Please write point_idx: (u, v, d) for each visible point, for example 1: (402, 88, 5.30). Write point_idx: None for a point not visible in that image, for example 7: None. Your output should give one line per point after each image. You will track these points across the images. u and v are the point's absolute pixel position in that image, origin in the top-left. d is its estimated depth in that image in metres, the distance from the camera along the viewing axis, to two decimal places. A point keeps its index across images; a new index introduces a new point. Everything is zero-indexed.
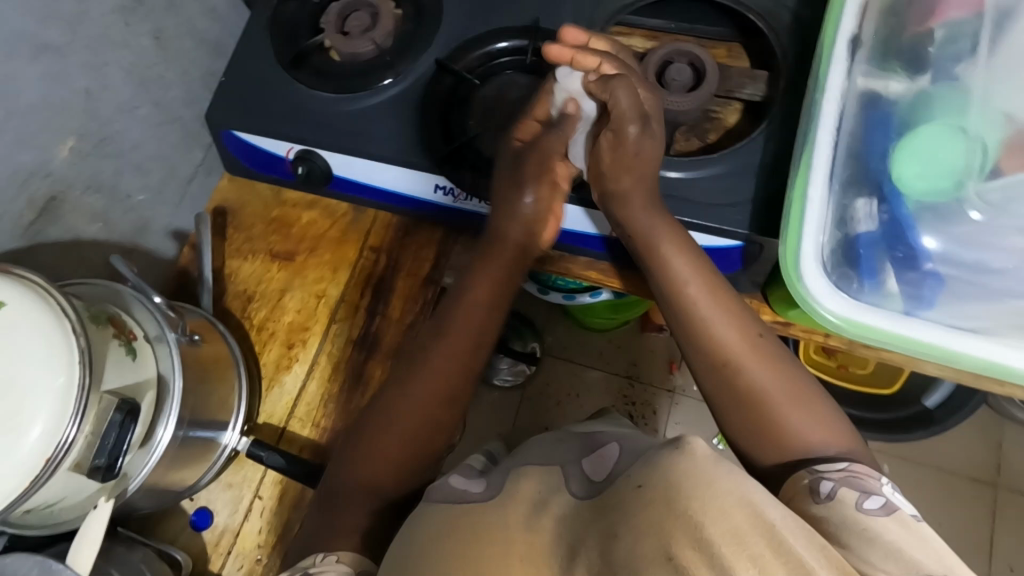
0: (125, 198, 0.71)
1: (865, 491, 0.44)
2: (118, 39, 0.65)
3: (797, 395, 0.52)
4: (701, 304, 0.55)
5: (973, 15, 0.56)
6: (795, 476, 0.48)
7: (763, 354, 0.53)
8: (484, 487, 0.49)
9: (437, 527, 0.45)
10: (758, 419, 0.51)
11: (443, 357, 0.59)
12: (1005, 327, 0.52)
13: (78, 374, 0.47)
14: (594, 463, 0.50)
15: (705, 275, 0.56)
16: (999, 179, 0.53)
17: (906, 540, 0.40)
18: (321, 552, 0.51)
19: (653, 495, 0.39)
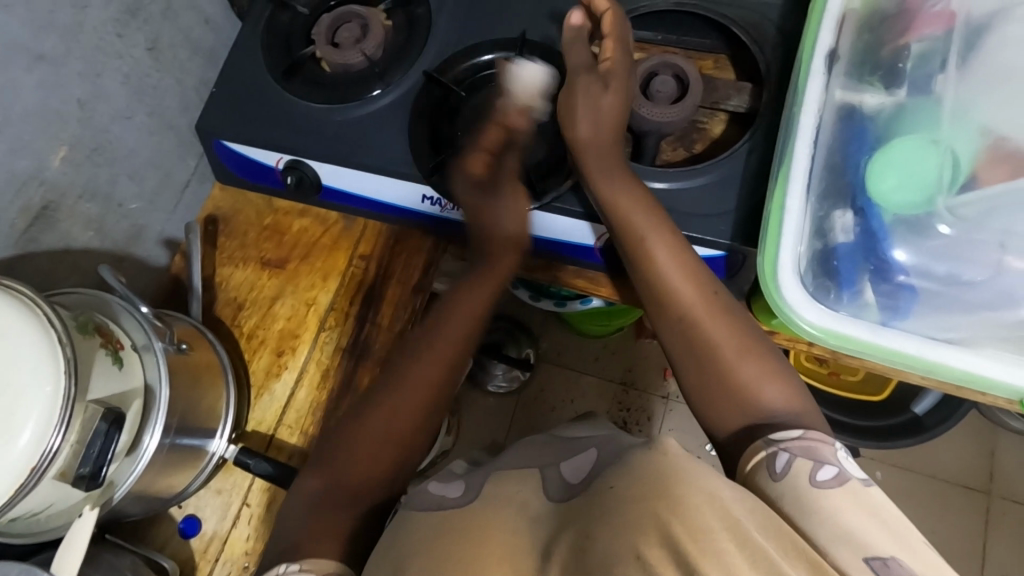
0: (118, 205, 0.71)
1: (818, 461, 0.43)
2: (112, 49, 0.66)
3: (762, 365, 0.53)
4: (675, 279, 0.56)
5: (945, 32, 0.57)
6: (752, 446, 0.48)
7: (732, 325, 0.55)
8: (462, 492, 0.50)
9: (426, 535, 0.45)
10: (723, 388, 0.52)
11: (421, 363, 0.60)
12: (980, 339, 0.53)
13: (64, 383, 0.47)
14: (573, 467, 0.50)
15: (678, 248, 0.57)
16: (972, 192, 0.54)
17: (855, 514, 0.40)
18: (284, 565, 0.49)
19: (624, 493, 0.39)
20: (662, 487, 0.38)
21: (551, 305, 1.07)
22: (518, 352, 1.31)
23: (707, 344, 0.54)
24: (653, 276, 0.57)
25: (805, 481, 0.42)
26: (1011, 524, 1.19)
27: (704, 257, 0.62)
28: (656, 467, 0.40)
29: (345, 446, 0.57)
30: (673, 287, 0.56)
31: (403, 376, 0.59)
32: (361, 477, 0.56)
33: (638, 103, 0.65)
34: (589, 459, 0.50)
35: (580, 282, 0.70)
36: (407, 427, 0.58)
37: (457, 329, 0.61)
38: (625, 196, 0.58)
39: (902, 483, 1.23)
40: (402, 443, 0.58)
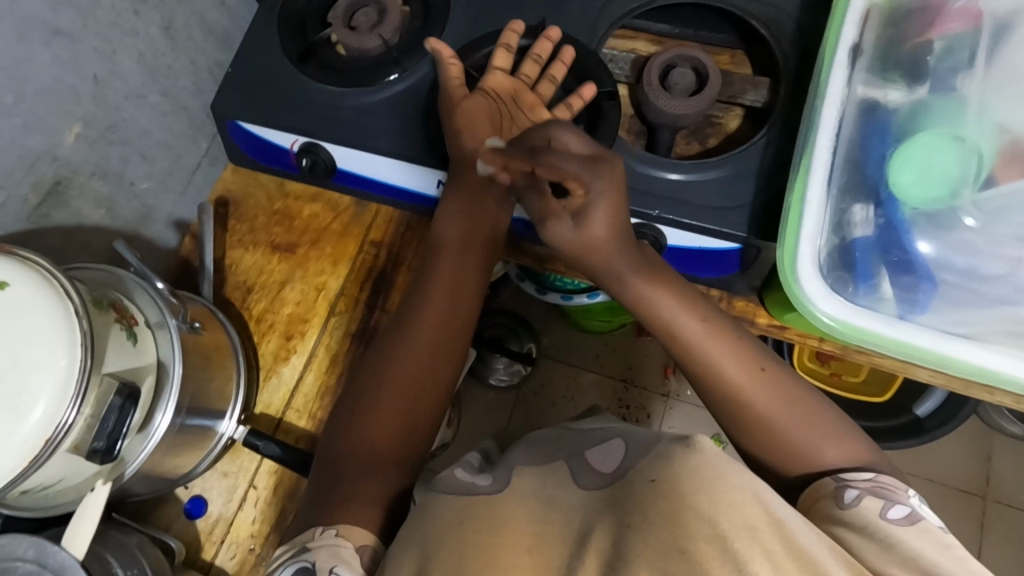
0: (130, 184, 0.71)
1: (889, 500, 0.46)
2: (128, 27, 0.65)
3: (819, 426, 0.54)
4: (720, 360, 0.56)
5: (971, 28, 0.57)
6: (819, 483, 0.50)
7: (785, 393, 0.55)
8: (491, 480, 0.49)
9: (449, 518, 0.44)
10: (783, 452, 0.53)
11: (419, 325, 0.61)
12: (997, 334, 0.53)
13: (80, 357, 0.47)
14: (600, 454, 0.48)
15: (722, 333, 0.56)
16: (992, 189, 0.54)
17: (926, 545, 0.42)
18: (320, 527, 0.51)
19: (665, 488, 0.40)
20: (700, 482, 0.39)
21: (557, 299, 1.05)
22: (520, 346, 1.31)
23: (763, 420, 0.54)
24: (694, 360, 0.57)
25: (875, 514, 0.45)
26: (1006, 528, 1.20)
27: (718, 250, 0.62)
28: (692, 462, 0.41)
29: (371, 405, 0.58)
30: (727, 371, 0.55)
31: (405, 334, 0.60)
32: (389, 439, 0.57)
33: (655, 96, 0.65)
34: (616, 446, 0.49)
35: None
36: (428, 387, 0.59)
37: (451, 285, 0.62)
38: (652, 283, 0.58)
39: None
40: (422, 402, 0.59)
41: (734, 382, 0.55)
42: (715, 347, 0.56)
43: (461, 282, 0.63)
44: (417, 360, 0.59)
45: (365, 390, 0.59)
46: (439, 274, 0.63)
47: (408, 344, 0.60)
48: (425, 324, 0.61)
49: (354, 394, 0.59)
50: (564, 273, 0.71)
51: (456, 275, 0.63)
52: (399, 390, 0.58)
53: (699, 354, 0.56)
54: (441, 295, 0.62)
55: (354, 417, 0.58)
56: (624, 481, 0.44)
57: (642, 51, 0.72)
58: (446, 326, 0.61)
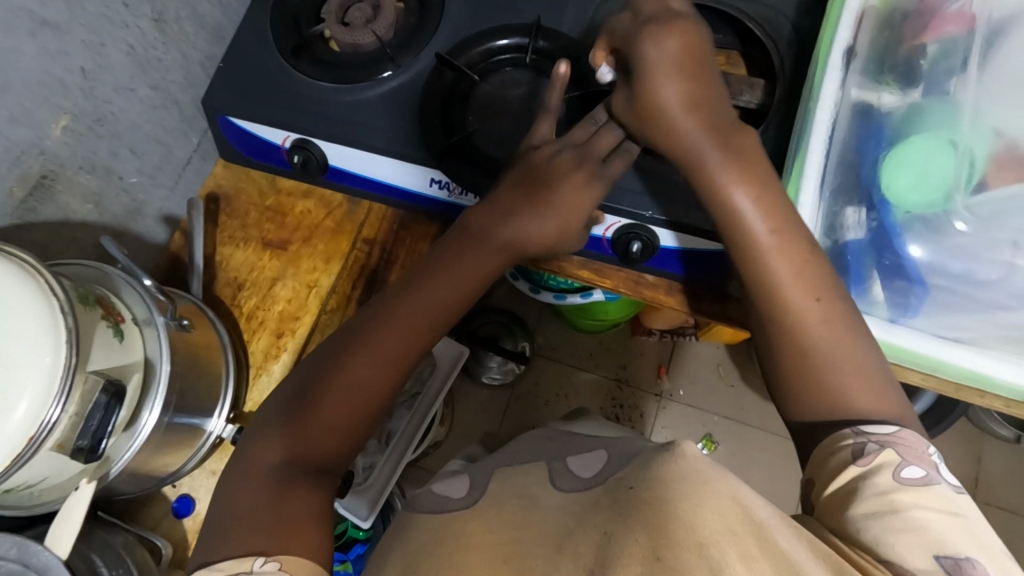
0: (119, 179, 0.70)
1: (905, 458, 0.42)
2: (117, 19, 0.64)
3: (861, 371, 0.49)
4: (785, 278, 0.51)
5: (965, 32, 0.57)
6: (838, 432, 0.46)
7: (843, 329, 0.50)
8: (465, 493, 0.54)
9: (427, 539, 0.48)
10: (817, 390, 0.49)
11: (381, 335, 0.56)
12: (989, 338, 0.53)
13: (65, 354, 0.46)
14: (583, 462, 0.53)
15: (793, 252, 0.51)
16: (986, 193, 0.54)
17: (935, 513, 0.38)
18: (259, 557, 0.45)
19: (645, 495, 0.41)
20: (680, 489, 0.39)
21: (550, 298, 1.06)
22: (514, 345, 1.31)
23: (800, 341, 0.51)
24: (762, 268, 0.52)
25: (887, 475, 0.41)
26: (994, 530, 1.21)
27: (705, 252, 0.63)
28: (675, 468, 0.40)
29: (309, 415, 0.53)
30: (795, 279, 0.51)
31: (361, 345, 0.55)
32: (321, 448, 0.53)
33: None
34: (598, 457, 0.54)
35: (585, 272, 0.69)
36: (370, 400, 0.55)
37: (431, 301, 0.58)
38: (735, 169, 0.53)
39: None
40: (361, 413, 0.55)
41: (787, 291, 0.51)
42: (785, 261, 0.52)
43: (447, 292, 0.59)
44: (374, 369, 0.55)
45: (317, 400, 0.54)
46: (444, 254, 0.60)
47: (366, 350, 0.55)
48: (389, 333, 0.56)
49: (303, 403, 0.54)
50: (558, 272, 0.70)
51: (439, 282, 0.59)
52: (345, 403, 0.54)
53: (760, 263, 0.52)
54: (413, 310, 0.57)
55: (296, 424, 0.53)
56: (603, 484, 0.47)
57: None
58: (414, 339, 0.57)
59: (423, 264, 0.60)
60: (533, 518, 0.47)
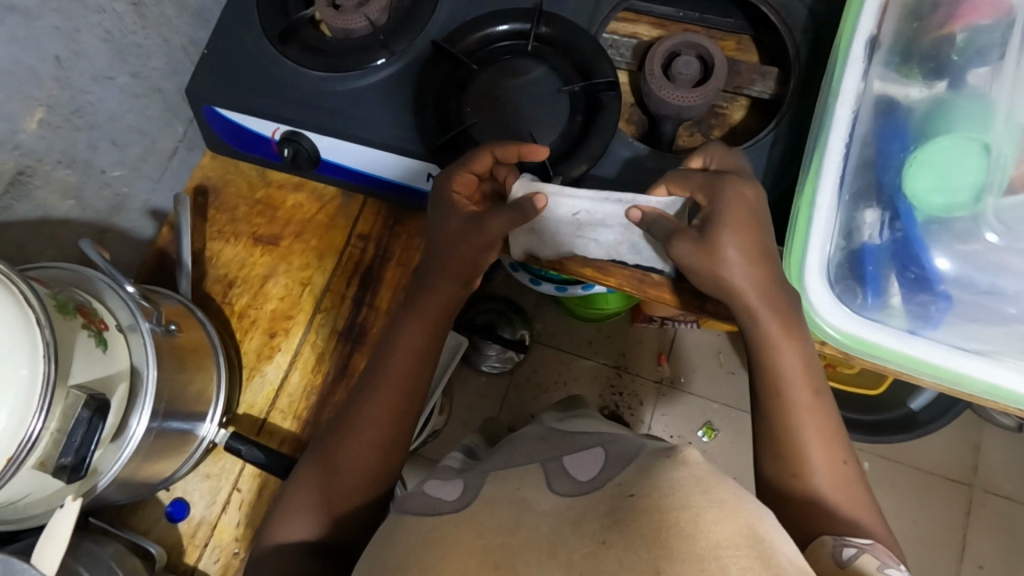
0: (100, 173, 0.67)
1: (885, 560, 0.43)
2: (92, 3, 0.60)
3: (844, 478, 0.50)
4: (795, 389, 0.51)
5: (999, 22, 0.53)
6: (817, 541, 0.46)
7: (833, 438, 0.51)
8: (457, 496, 0.49)
9: (417, 538, 0.45)
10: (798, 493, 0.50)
11: (369, 400, 0.57)
12: (1015, 354, 0.51)
13: (43, 367, 0.44)
14: (578, 464, 0.48)
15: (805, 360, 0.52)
16: (1017, 197, 0.50)
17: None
18: None
19: (645, 504, 0.40)
20: (681, 499, 0.40)
21: (551, 289, 1.04)
22: (513, 333, 1.30)
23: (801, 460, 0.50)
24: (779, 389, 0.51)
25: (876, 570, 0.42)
26: (991, 516, 1.21)
27: None
28: (677, 475, 0.41)
29: (321, 508, 0.54)
30: (800, 388, 0.51)
31: (348, 432, 0.56)
32: (340, 537, 0.54)
33: (658, 86, 0.62)
34: (594, 456, 0.49)
35: (587, 270, 0.64)
36: (377, 483, 0.56)
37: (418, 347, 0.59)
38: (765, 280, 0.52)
39: (888, 473, 1.24)
40: (371, 497, 0.56)
41: (791, 397, 0.51)
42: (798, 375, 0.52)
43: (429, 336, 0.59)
44: (376, 425, 0.56)
45: (325, 458, 0.56)
46: (410, 322, 0.59)
47: (368, 407, 0.57)
48: (386, 387, 0.57)
49: (314, 459, 0.56)
50: (559, 270, 0.66)
51: (406, 346, 0.59)
52: (353, 469, 0.55)
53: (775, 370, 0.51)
54: (402, 360, 0.58)
55: (307, 503, 0.55)
56: (599, 491, 0.45)
57: (645, 35, 0.68)
58: (409, 384, 0.58)
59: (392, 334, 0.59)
60: (521, 522, 0.42)
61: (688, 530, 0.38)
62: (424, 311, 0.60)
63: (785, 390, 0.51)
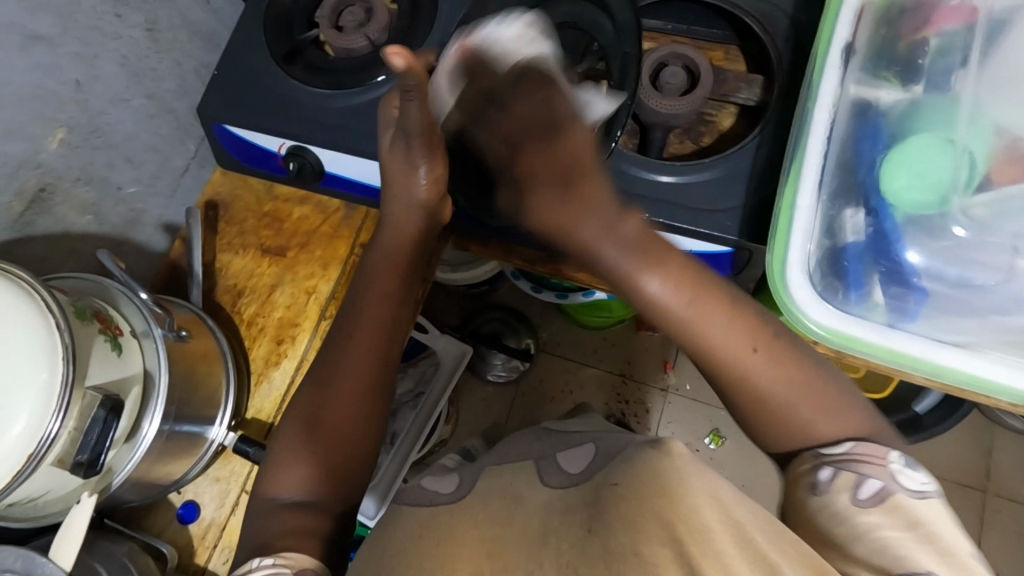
0: (116, 190, 0.71)
1: (862, 474, 0.42)
2: (110, 31, 0.64)
3: (822, 395, 0.47)
4: (709, 332, 0.47)
5: (965, 28, 0.56)
6: (798, 461, 0.46)
7: (769, 349, 0.47)
8: (455, 487, 0.51)
9: (414, 526, 0.47)
10: (778, 426, 0.47)
11: (348, 346, 0.58)
12: (994, 344, 0.52)
13: (62, 369, 0.47)
14: (571, 457, 0.50)
15: (710, 300, 0.47)
16: (985, 192, 0.53)
17: (897, 530, 0.39)
18: (258, 557, 0.47)
19: (627, 492, 0.41)
20: (662, 487, 0.40)
21: (552, 297, 1.05)
22: (518, 342, 1.33)
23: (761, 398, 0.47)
24: (696, 336, 0.47)
25: (846, 496, 0.41)
26: (1005, 521, 1.20)
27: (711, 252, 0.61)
28: (659, 464, 0.42)
29: (316, 455, 0.54)
30: (708, 332, 0.47)
31: (332, 379, 0.56)
32: (339, 487, 0.54)
33: (647, 96, 0.64)
34: (586, 451, 0.50)
35: (582, 274, 0.70)
36: (365, 428, 0.57)
37: (385, 292, 0.59)
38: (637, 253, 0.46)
39: None
40: (364, 444, 0.56)
41: (718, 346, 0.47)
42: (711, 320, 0.47)
43: (393, 278, 0.60)
44: (361, 366, 0.57)
45: (312, 406, 0.56)
46: (366, 267, 0.60)
47: (349, 350, 0.57)
48: (360, 333, 0.58)
49: (300, 410, 0.56)
50: (558, 274, 0.71)
51: (375, 295, 0.59)
52: (344, 414, 0.56)
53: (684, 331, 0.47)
54: (373, 300, 0.59)
55: (305, 459, 0.54)
56: (589, 481, 0.46)
57: None
58: (384, 325, 0.59)
59: (359, 284, 0.60)
60: (514, 515, 0.45)
61: (667, 516, 0.39)
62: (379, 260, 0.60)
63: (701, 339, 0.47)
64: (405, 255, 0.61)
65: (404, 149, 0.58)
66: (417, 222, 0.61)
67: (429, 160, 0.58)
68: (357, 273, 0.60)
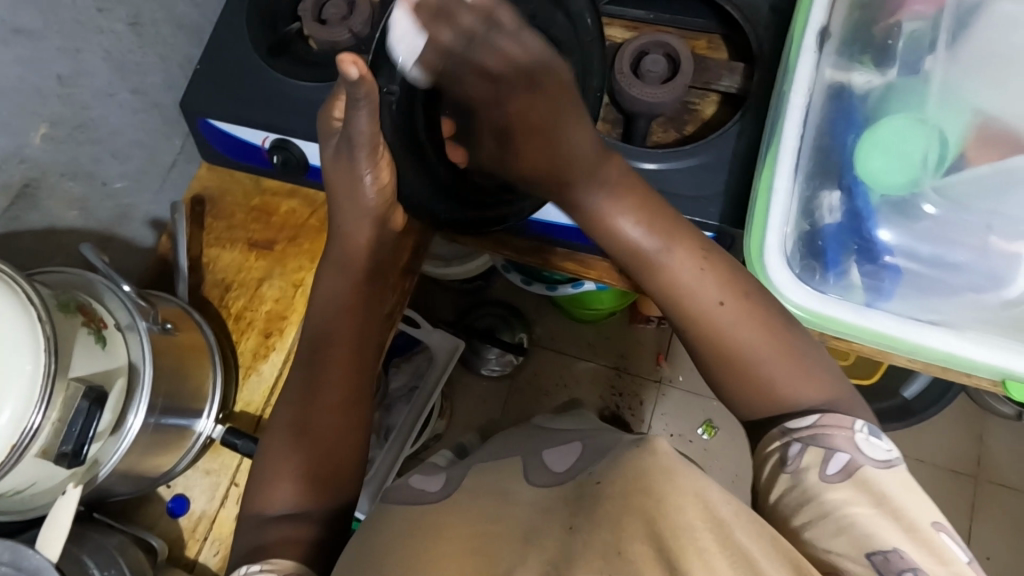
0: (103, 184, 0.71)
1: (829, 450, 0.43)
2: (93, 25, 0.64)
3: (786, 355, 0.49)
4: (686, 278, 0.51)
5: (937, 12, 0.57)
6: (768, 435, 0.47)
7: (746, 307, 0.50)
8: (441, 486, 0.50)
9: (399, 527, 0.44)
10: (750, 385, 0.49)
11: (324, 355, 0.58)
12: (966, 321, 0.54)
13: (45, 361, 0.47)
14: (556, 456, 0.49)
15: (685, 246, 0.51)
16: (957, 174, 0.54)
17: (865, 507, 0.39)
18: (248, 565, 0.47)
19: (610, 490, 0.40)
20: (646, 484, 0.39)
21: (543, 289, 1.06)
22: (512, 336, 1.33)
23: (729, 349, 0.50)
24: (670, 286, 0.51)
25: (814, 474, 0.42)
26: (998, 508, 1.21)
27: None
28: (643, 462, 0.40)
29: (303, 465, 0.54)
30: (683, 288, 0.51)
31: (313, 392, 0.56)
32: (330, 494, 0.54)
33: (629, 84, 0.64)
34: (574, 451, 0.50)
35: (569, 263, 0.71)
36: (352, 434, 0.57)
37: (354, 298, 0.59)
38: (616, 200, 0.52)
39: None
40: (353, 449, 0.57)
41: (691, 297, 0.51)
42: (690, 273, 0.51)
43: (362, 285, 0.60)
44: (340, 373, 0.57)
45: (296, 416, 0.56)
46: (332, 276, 0.60)
47: (325, 358, 0.57)
48: (335, 340, 0.58)
49: (283, 422, 0.56)
50: (545, 265, 0.72)
51: (346, 305, 0.59)
52: (330, 420, 0.56)
53: (666, 279, 0.51)
54: (345, 307, 0.59)
55: (292, 470, 0.54)
56: (571, 482, 0.45)
57: (618, 38, 0.71)
58: (357, 330, 0.59)
59: (328, 291, 0.60)
60: (503, 512, 0.44)
61: (653, 515, 0.38)
62: (346, 267, 0.60)
63: (674, 289, 0.51)
64: (371, 262, 0.60)
65: (345, 159, 0.56)
66: (371, 229, 0.59)
67: (375, 168, 0.56)
68: (324, 283, 0.60)
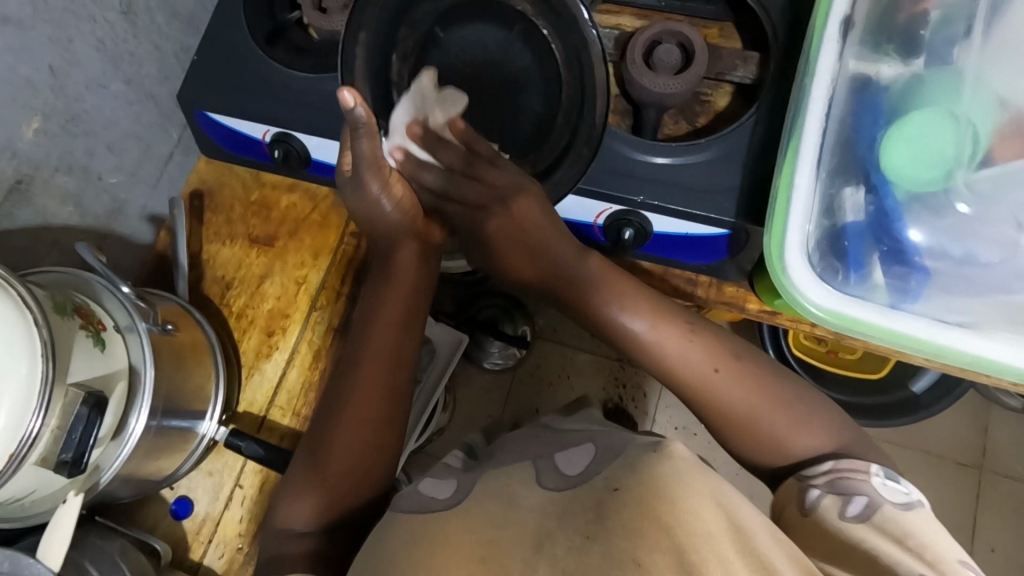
0: (98, 179, 0.69)
1: (850, 492, 0.45)
2: (85, 13, 0.62)
3: (791, 411, 0.51)
4: (676, 354, 0.53)
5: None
6: (785, 484, 0.49)
7: (737, 370, 0.52)
8: (451, 493, 0.48)
9: (406, 536, 0.43)
10: (760, 445, 0.51)
11: (354, 370, 0.55)
12: (994, 321, 0.52)
13: (41, 367, 0.45)
14: (567, 458, 0.47)
15: (670, 319, 0.54)
16: (989, 169, 0.53)
17: (885, 543, 0.41)
18: None
19: (628, 498, 0.39)
20: (657, 488, 0.39)
21: None
22: (514, 329, 1.30)
23: (736, 414, 0.51)
24: (660, 359, 0.54)
25: (835, 514, 0.44)
26: (1002, 498, 1.20)
27: (708, 235, 0.60)
28: (662, 470, 0.40)
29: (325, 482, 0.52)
30: (672, 360, 0.53)
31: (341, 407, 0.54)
32: (352, 514, 0.53)
33: (639, 73, 0.62)
34: (587, 451, 0.48)
35: None
36: (380, 454, 0.54)
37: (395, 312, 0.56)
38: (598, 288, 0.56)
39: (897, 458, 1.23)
40: (381, 470, 0.54)
41: (677, 365, 0.53)
42: (677, 342, 0.53)
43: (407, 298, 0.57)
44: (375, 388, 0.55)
45: (321, 432, 0.54)
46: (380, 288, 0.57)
47: (356, 374, 0.54)
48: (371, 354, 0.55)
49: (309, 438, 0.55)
50: None
51: (388, 322, 0.56)
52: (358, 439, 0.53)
53: (652, 352, 0.54)
54: (383, 322, 0.56)
55: (312, 489, 0.52)
56: (588, 482, 0.43)
57: (627, 27, 0.68)
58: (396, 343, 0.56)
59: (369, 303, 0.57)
60: (511, 515, 0.43)
61: (666, 520, 0.37)
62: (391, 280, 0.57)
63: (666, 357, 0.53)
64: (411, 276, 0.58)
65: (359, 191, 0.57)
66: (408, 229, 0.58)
67: (386, 188, 0.57)
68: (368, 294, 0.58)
